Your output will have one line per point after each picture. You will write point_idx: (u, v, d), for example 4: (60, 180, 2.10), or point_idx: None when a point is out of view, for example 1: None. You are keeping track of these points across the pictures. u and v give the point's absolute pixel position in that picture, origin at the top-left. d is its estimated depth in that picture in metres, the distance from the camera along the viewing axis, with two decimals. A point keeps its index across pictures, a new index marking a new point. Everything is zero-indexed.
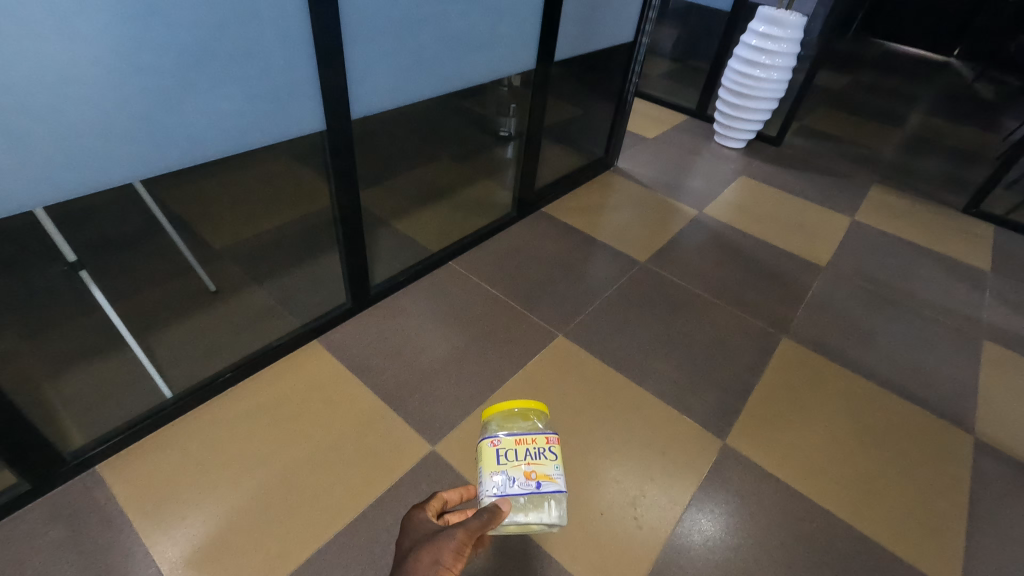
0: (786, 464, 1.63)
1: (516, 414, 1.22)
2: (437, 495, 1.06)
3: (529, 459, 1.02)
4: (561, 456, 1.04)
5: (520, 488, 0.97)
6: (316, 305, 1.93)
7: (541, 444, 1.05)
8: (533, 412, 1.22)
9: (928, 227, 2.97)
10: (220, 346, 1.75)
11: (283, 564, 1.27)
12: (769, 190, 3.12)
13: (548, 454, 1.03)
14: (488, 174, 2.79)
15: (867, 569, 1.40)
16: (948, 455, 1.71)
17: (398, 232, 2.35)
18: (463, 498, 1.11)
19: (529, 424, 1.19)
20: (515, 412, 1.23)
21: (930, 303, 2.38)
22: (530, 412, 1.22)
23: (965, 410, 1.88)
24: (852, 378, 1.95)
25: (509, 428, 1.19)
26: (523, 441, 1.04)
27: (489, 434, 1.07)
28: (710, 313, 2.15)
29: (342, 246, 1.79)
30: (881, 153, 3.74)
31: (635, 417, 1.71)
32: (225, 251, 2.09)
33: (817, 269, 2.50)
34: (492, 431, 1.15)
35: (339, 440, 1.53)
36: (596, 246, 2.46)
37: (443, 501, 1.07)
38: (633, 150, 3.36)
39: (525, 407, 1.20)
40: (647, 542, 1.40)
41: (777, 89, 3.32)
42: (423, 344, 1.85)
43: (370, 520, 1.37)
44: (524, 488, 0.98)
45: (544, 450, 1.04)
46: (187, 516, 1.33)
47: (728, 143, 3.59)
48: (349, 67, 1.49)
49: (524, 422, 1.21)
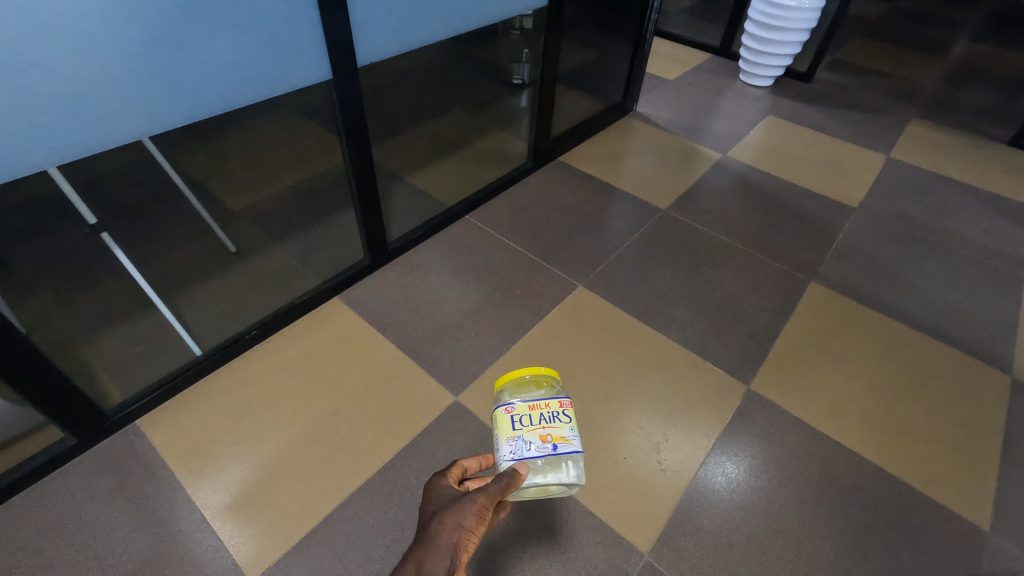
0: (813, 408, 1.61)
1: (529, 381, 1.24)
2: (457, 463, 1.07)
3: (544, 423, 1.04)
4: (575, 419, 1.08)
5: (538, 452, 1.01)
6: (335, 263, 1.93)
7: (554, 409, 1.07)
8: (545, 380, 1.24)
9: (971, 162, 2.80)
10: (243, 305, 1.78)
11: (317, 508, 1.32)
12: (798, 130, 2.96)
13: (563, 417, 1.06)
14: (502, 124, 2.70)
15: (896, 508, 1.40)
16: (983, 395, 1.67)
17: (413, 188, 2.33)
18: (483, 465, 1.11)
19: (541, 391, 1.22)
20: (527, 380, 1.25)
21: (970, 242, 2.27)
22: (542, 380, 1.25)
23: (1004, 351, 1.81)
24: (883, 320, 1.89)
25: (522, 396, 1.21)
26: (538, 406, 1.07)
27: (503, 402, 1.09)
28: (735, 261, 2.09)
29: (356, 203, 1.76)
30: (921, 85, 3.50)
31: (658, 364, 1.69)
32: (242, 212, 2.09)
33: (848, 210, 2.40)
34: (504, 399, 1.19)
35: (365, 392, 1.56)
36: (616, 194, 2.39)
37: (463, 468, 1.08)
38: (652, 93, 3.20)
39: (536, 375, 1.22)
40: (671, 486, 1.41)
41: (809, 19, 3.08)
42: (443, 298, 1.85)
43: (399, 468, 1.40)
44: (541, 451, 1.01)
45: (558, 414, 1.06)
46: (226, 466, 1.39)
47: (755, 82, 3.38)
48: (352, 11, 1.41)
49: (537, 390, 1.23)
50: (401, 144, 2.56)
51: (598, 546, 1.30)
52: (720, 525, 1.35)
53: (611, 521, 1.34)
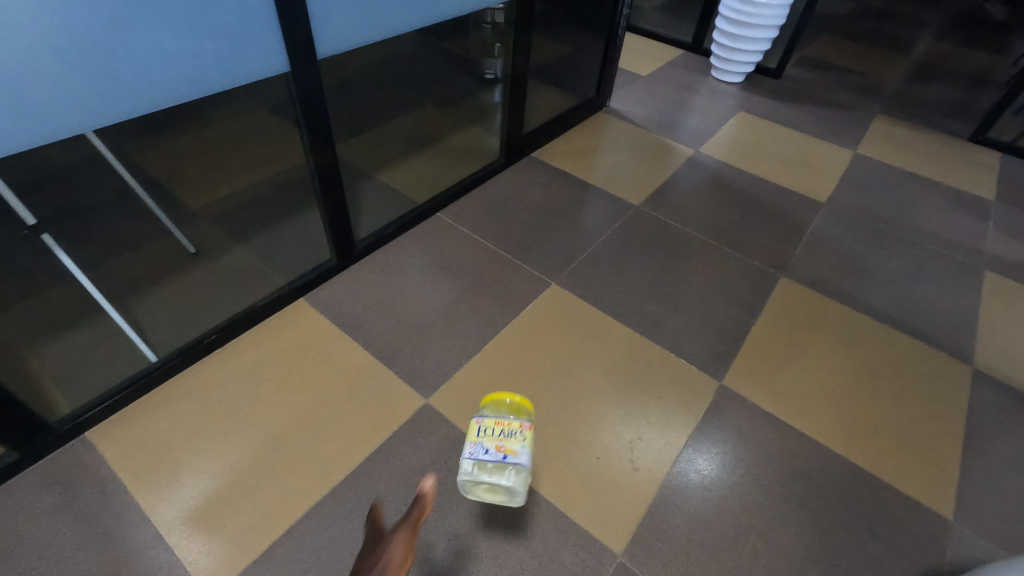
0: (782, 401, 1.62)
1: (509, 405, 1.40)
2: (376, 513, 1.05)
3: (502, 435, 1.19)
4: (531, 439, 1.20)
5: (489, 457, 1.16)
6: (300, 263, 1.87)
7: (515, 426, 1.21)
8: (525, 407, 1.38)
9: (933, 157, 2.87)
10: (203, 309, 1.70)
11: (280, 520, 1.27)
12: (769, 126, 2.99)
13: (519, 435, 1.19)
14: (475, 121, 2.66)
15: (863, 499, 1.42)
16: (946, 386, 1.71)
17: (383, 185, 2.27)
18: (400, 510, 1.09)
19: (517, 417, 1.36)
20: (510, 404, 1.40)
21: (933, 236, 2.32)
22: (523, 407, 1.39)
23: (965, 341, 1.86)
24: (851, 314, 1.91)
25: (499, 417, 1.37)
26: (503, 421, 1.22)
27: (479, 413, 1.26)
28: (707, 256, 2.09)
29: (321, 200, 1.70)
30: (886, 82, 3.57)
31: (631, 362, 1.68)
32: (202, 212, 2.01)
33: (816, 205, 2.43)
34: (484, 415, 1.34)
35: (331, 397, 1.51)
36: (589, 191, 2.38)
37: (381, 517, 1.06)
38: (625, 89, 3.19)
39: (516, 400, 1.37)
40: (645, 485, 1.40)
41: (778, 16, 3.11)
42: (413, 297, 1.81)
43: (366, 474, 1.36)
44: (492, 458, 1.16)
45: (517, 431, 1.20)
46: (184, 478, 1.32)
47: (726, 78, 3.40)
48: (310, 1, 1.35)
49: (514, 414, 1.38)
50: (370, 141, 2.50)
51: (572, 548, 1.27)
52: (692, 523, 1.34)
53: (585, 523, 1.32)
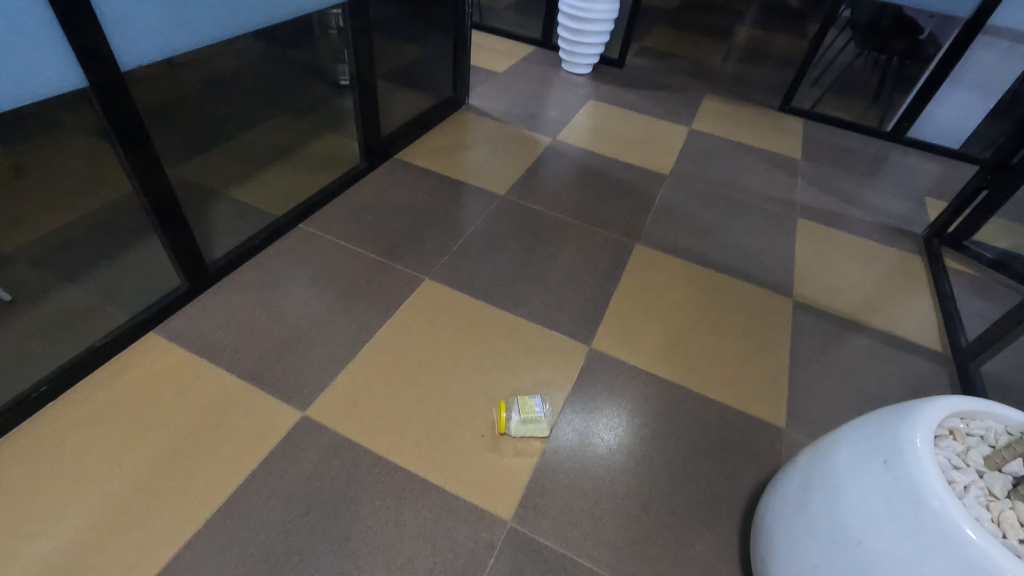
0: (645, 353, 1.80)
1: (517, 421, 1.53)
2: None
3: (535, 410, 1.54)
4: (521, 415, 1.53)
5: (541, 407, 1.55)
6: (147, 294, 1.72)
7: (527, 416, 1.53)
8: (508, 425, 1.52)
9: (753, 127, 3.31)
10: (30, 359, 1.51)
11: (147, 566, 1.17)
12: (617, 111, 3.26)
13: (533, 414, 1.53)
14: (332, 128, 2.60)
15: (717, 425, 1.61)
16: (774, 318, 2.00)
17: (237, 202, 2.16)
18: None
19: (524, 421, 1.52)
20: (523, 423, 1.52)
21: (756, 194, 2.68)
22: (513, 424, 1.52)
23: (786, 279, 2.18)
24: (696, 269, 2.16)
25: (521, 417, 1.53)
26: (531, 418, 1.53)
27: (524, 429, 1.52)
28: (570, 235, 2.24)
29: (157, 226, 1.58)
30: (712, 66, 4.04)
31: (507, 341, 1.77)
32: (19, 255, 1.79)
33: (661, 178, 2.70)
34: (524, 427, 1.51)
35: (196, 429, 1.42)
36: (456, 186, 2.44)
37: None
38: (484, 86, 3.30)
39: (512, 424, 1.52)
40: (529, 453, 1.48)
41: (609, 11, 3.42)
42: (281, 313, 1.74)
43: (242, 499, 1.30)
44: (541, 405, 1.56)
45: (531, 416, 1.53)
46: (22, 547, 1.17)
47: (576, 70, 3.64)
48: (99, 8, 1.25)
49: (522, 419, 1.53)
50: (218, 158, 2.35)
51: (464, 525, 1.31)
52: (575, 477, 1.45)
53: (476, 499, 1.37)
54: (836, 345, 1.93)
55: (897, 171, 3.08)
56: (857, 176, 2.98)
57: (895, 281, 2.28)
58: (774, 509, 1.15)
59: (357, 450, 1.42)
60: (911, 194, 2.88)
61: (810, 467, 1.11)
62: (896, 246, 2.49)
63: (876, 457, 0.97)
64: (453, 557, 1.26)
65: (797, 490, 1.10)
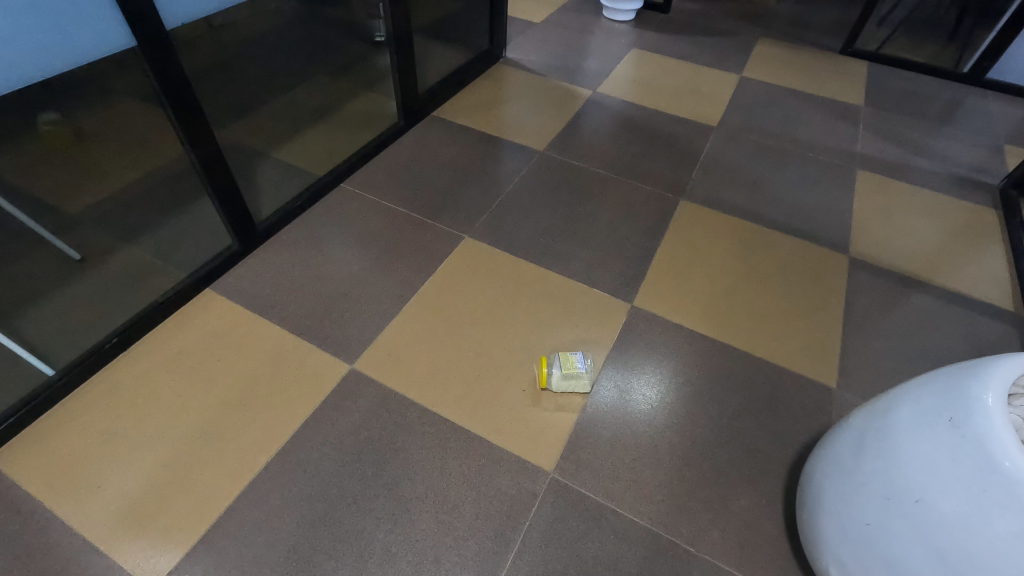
0: (689, 311, 1.76)
1: (555, 372, 1.53)
2: None
3: (576, 362, 1.52)
4: (560, 366, 1.52)
5: (584, 362, 1.53)
6: (201, 253, 1.79)
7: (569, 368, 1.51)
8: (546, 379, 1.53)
9: (811, 73, 3.07)
10: (100, 314, 1.62)
11: (216, 503, 1.27)
12: (662, 60, 3.09)
13: (574, 364, 1.51)
14: (369, 86, 2.58)
15: (763, 384, 1.58)
16: (828, 275, 1.90)
17: (280, 162, 2.20)
18: None
19: (565, 372, 1.51)
20: (563, 376, 1.51)
21: (812, 144, 2.52)
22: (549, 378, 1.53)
23: (842, 235, 2.07)
24: (745, 226, 2.07)
25: (560, 368, 1.53)
26: (572, 367, 1.51)
27: (561, 380, 1.52)
28: (612, 191, 2.18)
29: (208, 186, 1.62)
30: (767, 7, 3.74)
31: (548, 298, 1.76)
32: (84, 217, 1.89)
33: (708, 130, 2.56)
34: (562, 377, 1.51)
35: (254, 379, 1.49)
36: (494, 142, 2.39)
37: None
38: (521, 38, 3.18)
39: (549, 378, 1.53)
40: (570, 409, 1.49)
41: None
42: (327, 270, 1.79)
43: (298, 445, 1.37)
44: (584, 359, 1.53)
45: (573, 367, 1.51)
46: (106, 483, 1.29)
47: (617, 17, 3.45)
48: None
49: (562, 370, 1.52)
50: (260, 119, 2.38)
51: (507, 475, 1.35)
52: (616, 432, 1.45)
53: (517, 450, 1.40)
54: (895, 304, 1.83)
55: (973, 116, 2.82)
56: (926, 123, 2.74)
57: (965, 236, 2.12)
58: (823, 467, 1.13)
59: (402, 403, 1.47)
60: (988, 142, 2.63)
61: (865, 425, 1.07)
62: (968, 199, 2.30)
63: (940, 415, 0.93)
64: (497, 504, 1.30)
65: (850, 447, 1.07)
